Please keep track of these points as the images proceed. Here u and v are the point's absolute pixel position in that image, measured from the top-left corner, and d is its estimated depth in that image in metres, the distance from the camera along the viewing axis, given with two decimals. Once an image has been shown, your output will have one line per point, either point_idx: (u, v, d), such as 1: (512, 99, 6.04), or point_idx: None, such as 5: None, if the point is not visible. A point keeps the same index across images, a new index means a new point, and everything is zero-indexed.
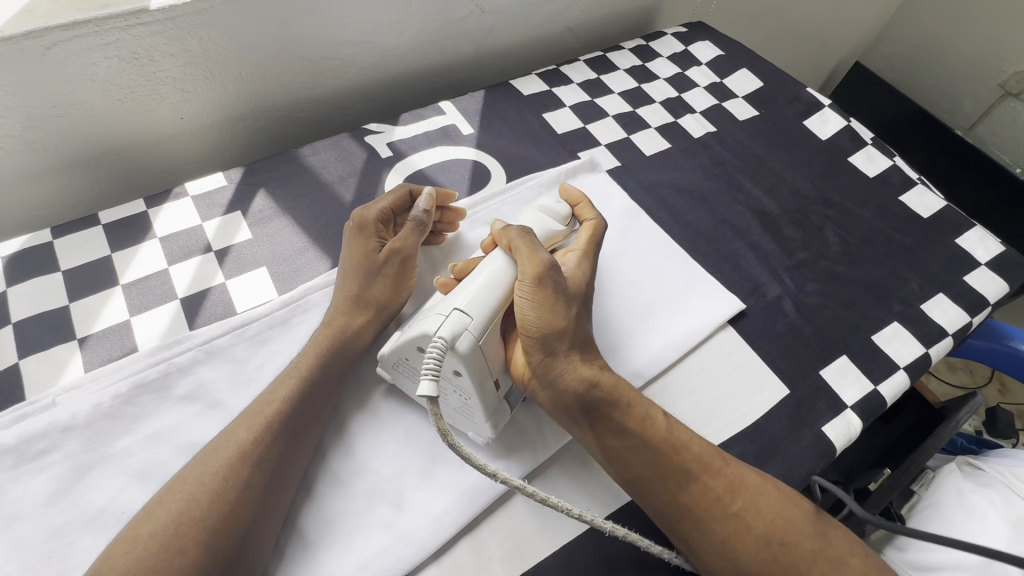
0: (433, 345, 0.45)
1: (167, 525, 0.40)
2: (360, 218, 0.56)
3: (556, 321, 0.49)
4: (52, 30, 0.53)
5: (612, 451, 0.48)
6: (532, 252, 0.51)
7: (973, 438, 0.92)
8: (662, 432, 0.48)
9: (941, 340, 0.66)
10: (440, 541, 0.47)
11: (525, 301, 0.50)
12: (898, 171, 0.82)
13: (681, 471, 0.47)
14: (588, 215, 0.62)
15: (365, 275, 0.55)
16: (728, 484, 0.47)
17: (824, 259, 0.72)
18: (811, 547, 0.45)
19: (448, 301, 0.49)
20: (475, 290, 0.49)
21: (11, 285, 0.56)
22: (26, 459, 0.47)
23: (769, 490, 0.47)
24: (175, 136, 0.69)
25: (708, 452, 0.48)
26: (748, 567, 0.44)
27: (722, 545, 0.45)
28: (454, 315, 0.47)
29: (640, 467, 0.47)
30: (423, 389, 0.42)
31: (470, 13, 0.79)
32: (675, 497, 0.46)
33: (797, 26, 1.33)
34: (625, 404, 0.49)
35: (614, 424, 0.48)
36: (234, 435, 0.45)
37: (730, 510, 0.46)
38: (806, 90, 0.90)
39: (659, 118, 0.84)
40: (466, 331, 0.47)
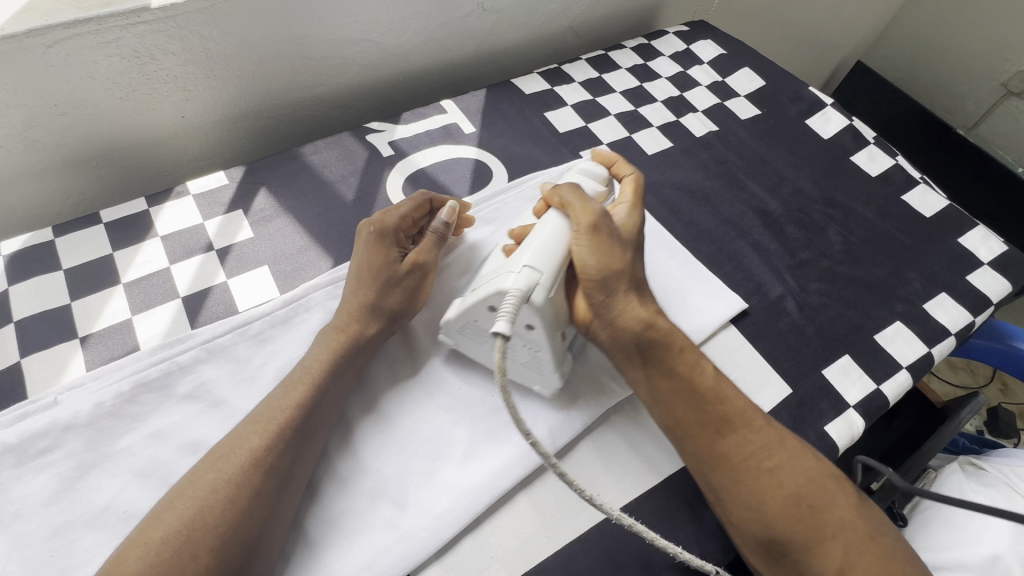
0: (510, 297, 0.46)
1: (179, 533, 0.39)
2: (381, 222, 0.55)
3: (615, 263, 0.50)
4: (53, 29, 0.53)
5: (661, 394, 0.49)
6: (584, 202, 0.52)
7: (975, 438, 0.91)
8: (710, 382, 0.49)
9: (944, 340, 0.66)
10: (443, 540, 0.47)
11: (581, 245, 0.51)
12: (901, 171, 0.81)
13: (722, 420, 0.48)
14: (624, 171, 0.61)
15: (385, 284, 0.53)
16: (766, 440, 0.47)
17: (827, 258, 0.71)
18: (839, 515, 0.45)
19: (514, 259, 0.50)
20: (537, 246, 0.50)
21: (12, 283, 0.56)
22: (28, 458, 0.46)
23: (802, 455, 0.47)
24: (175, 135, 0.69)
25: (751, 410, 0.49)
26: (775, 524, 0.44)
27: (752, 497, 0.45)
28: (525, 269, 0.48)
29: (688, 412, 0.48)
30: (501, 328, 0.44)
31: (472, 11, 0.79)
32: (713, 444, 0.47)
33: (799, 25, 1.33)
34: (677, 349, 0.50)
35: (666, 368, 0.50)
36: (246, 441, 0.44)
37: (765, 466, 0.46)
38: (808, 89, 0.90)
39: (661, 117, 0.84)
40: (538, 285, 0.48)
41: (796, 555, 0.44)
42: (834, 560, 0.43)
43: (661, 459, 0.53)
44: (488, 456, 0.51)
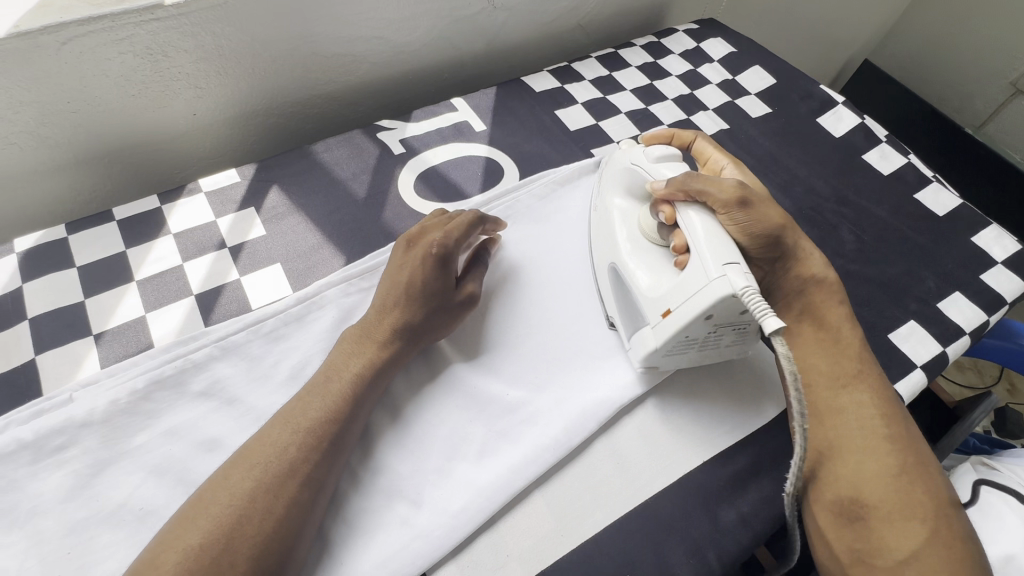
0: (752, 299, 0.44)
1: (215, 543, 0.38)
2: (446, 242, 0.54)
3: (776, 218, 0.55)
4: (67, 25, 0.53)
5: (807, 341, 0.55)
6: (718, 183, 0.52)
7: (984, 437, 0.89)
8: (856, 347, 0.54)
9: (959, 339, 0.65)
10: (459, 538, 0.47)
11: (734, 223, 0.53)
12: (912, 169, 0.81)
13: (852, 379, 0.52)
14: (687, 137, 0.66)
15: (439, 309, 0.54)
16: (885, 413, 0.50)
17: (840, 257, 0.71)
18: (934, 506, 0.46)
19: (702, 269, 0.48)
20: (708, 244, 0.49)
21: (25, 281, 0.56)
22: (43, 455, 0.46)
23: (912, 443, 0.49)
24: (187, 133, 0.69)
25: (883, 388, 0.52)
26: (865, 489, 0.47)
27: (853, 451, 0.48)
28: (730, 267, 0.46)
29: (837, 372, 0.52)
30: (774, 326, 0.41)
31: (482, 9, 0.79)
32: (835, 398, 0.51)
33: (807, 23, 1.32)
34: (835, 300, 0.56)
35: (819, 317, 0.56)
36: (282, 452, 0.43)
37: (879, 431, 0.49)
38: (819, 88, 0.90)
39: (672, 115, 0.84)
40: (740, 267, 0.47)
41: (872, 520, 0.46)
42: (908, 543, 0.44)
43: (675, 458, 0.53)
44: (503, 455, 0.51)
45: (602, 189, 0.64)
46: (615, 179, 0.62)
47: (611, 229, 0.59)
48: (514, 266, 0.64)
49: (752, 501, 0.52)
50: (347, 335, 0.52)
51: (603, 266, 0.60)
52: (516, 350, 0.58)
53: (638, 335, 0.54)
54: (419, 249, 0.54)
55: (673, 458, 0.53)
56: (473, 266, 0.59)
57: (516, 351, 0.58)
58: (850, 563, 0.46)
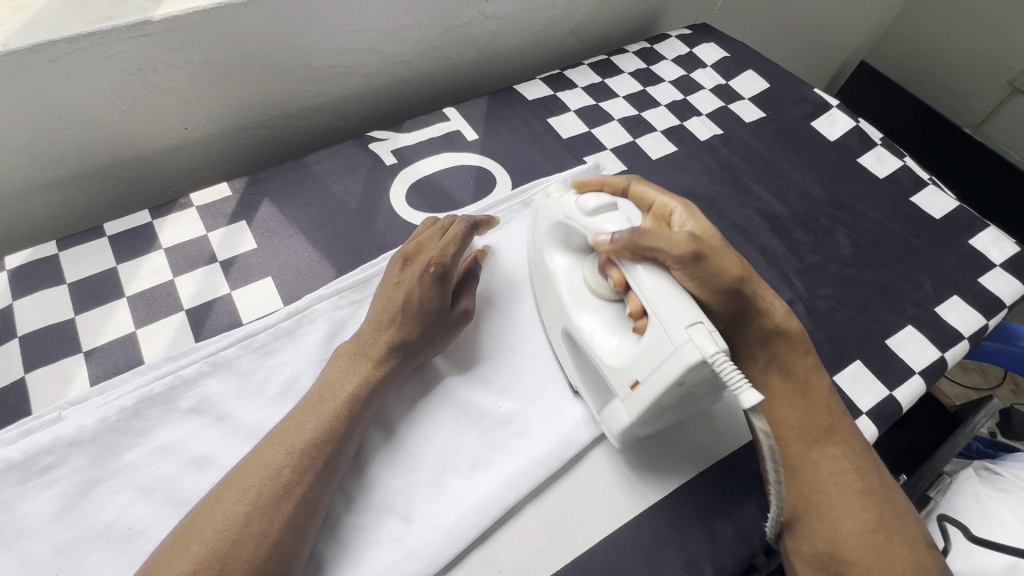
0: (724, 367, 0.40)
1: (212, 567, 0.38)
2: (443, 261, 0.54)
3: (729, 270, 0.49)
4: (58, 43, 0.53)
5: (778, 393, 0.53)
6: (664, 237, 0.46)
7: (989, 441, 0.87)
8: (825, 398, 0.52)
9: (957, 344, 0.65)
10: (451, 556, 0.46)
11: (688, 277, 0.49)
12: (908, 171, 0.81)
13: (823, 433, 0.50)
14: (620, 183, 0.59)
15: (433, 330, 0.54)
16: (858, 465, 0.49)
17: (835, 261, 0.71)
18: (912, 559, 0.45)
19: (664, 333, 0.43)
20: (664, 307, 0.44)
21: (16, 298, 0.56)
22: (32, 475, 0.46)
23: (883, 494, 0.48)
24: (178, 147, 0.69)
25: (855, 440, 0.51)
26: (845, 545, 0.45)
27: (829, 508, 0.47)
28: (694, 328, 0.42)
29: (809, 424, 0.51)
30: (753, 402, 0.39)
31: (473, 18, 0.79)
32: (807, 453, 0.50)
33: (801, 26, 1.32)
34: (800, 350, 0.54)
35: (787, 366, 0.53)
36: (276, 474, 0.43)
37: (850, 486, 0.48)
38: (813, 91, 0.89)
39: (665, 122, 0.83)
40: (709, 326, 0.43)
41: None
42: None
43: (672, 469, 0.53)
44: (496, 469, 0.51)
45: (539, 247, 0.58)
46: (549, 236, 0.57)
47: (557, 292, 0.55)
48: (498, 266, 0.64)
49: (751, 512, 0.51)
50: (340, 354, 0.52)
51: (558, 334, 0.56)
52: (509, 361, 0.58)
53: (609, 408, 0.50)
54: (417, 266, 0.54)
55: (669, 466, 0.53)
56: (468, 278, 0.59)
57: (509, 362, 0.57)
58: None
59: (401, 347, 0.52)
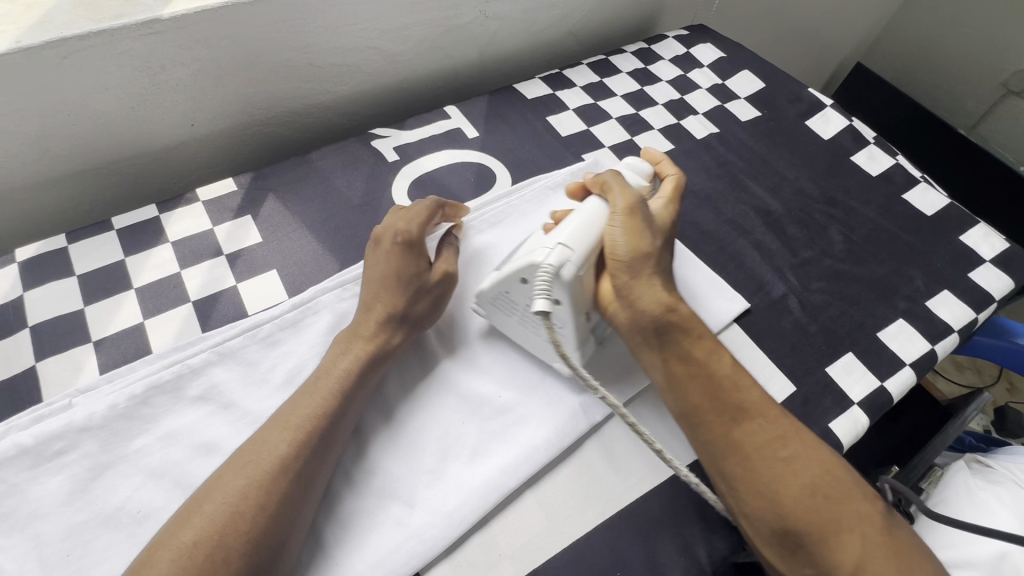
0: (541, 272, 0.49)
1: (211, 539, 0.39)
2: (409, 233, 0.55)
3: (642, 247, 0.53)
4: (69, 40, 0.55)
5: (679, 379, 0.50)
6: (623, 190, 0.55)
7: (981, 436, 0.88)
8: (728, 370, 0.50)
9: (947, 337, 0.66)
10: (452, 539, 0.48)
11: (614, 226, 0.53)
12: (901, 170, 0.82)
13: (736, 408, 0.48)
14: (667, 170, 0.63)
15: (414, 295, 0.54)
16: (780, 430, 0.48)
17: (829, 257, 0.72)
18: (859, 509, 0.44)
19: (549, 237, 0.52)
20: (572, 225, 0.52)
21: (26, 289, 0.57)
22: (43, 459, 0.47)
23: (816, 449, 0.47)
24: (183, 143, 0.70)
25: (767, 401, 0.49)
26: (793, 516, 0.44)
27: (765, 483, 0.45)
28: (557, 246, 0.50)
29: (717, 402, 0.49)
30: (540, 306, 0.48)
31: (475, 19, 0.80)
32: (727, 432, 0.47)
33: (798, 27, 1.34)
34: (697, 334, 0.52)
35: (684, 352, 0.51)
36: (273, 448, 0.44)
37: (778, 455, 0.46)
38: (808, 91, 0.91)
39: (663, 120, 0.85)
40: (570, 261, 0.50)
41: (812, 546, 0.43)
42: (854, 557, 0.42)
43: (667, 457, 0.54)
44: (495, 455, 0.52)
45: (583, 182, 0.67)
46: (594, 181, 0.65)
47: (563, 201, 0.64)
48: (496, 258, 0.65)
49: None
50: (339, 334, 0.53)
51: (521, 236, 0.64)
52: (508, 352, 0.59)
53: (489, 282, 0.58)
54: (384, 241, 0.56)
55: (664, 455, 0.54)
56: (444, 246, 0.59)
57: (508, 353, 0.59)
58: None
59: (390, 316, 0.53)
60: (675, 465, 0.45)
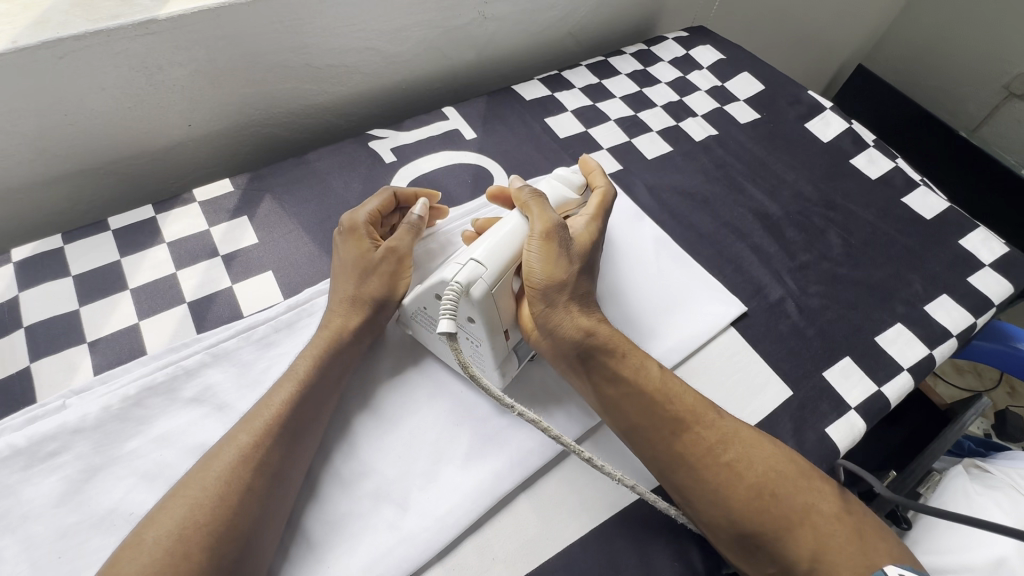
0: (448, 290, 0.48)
1: (173, 533, 0.40)
2: (353, 220, 0.57)
3: (557, 273, 0.52)
4: (65, 41, 0.54)
5: (612, 400, 0.50)
6: (541, 211, 0.54)
7: (980, 440, 0.87)
8: (659, 385, 0.51)
9: (945, 341, 0.66)
10: (444, 543, 0.47)
11: (530, 251, 0.52)
12: (901, 173, 0.82)
13: (671, 421, 0.49)
14: (594, 179, 0.62)
15: (363, 275, 0.55)
16: (720, 435, 0.48)
17: (827, 260, 0.72)
18: (805, 501, 0.46)
19: (464, 251, 0.51)
20: (488, 240, 0.51)
21: (22, 290, 0.57)
22: (36, 461, 0.47)
23: (761, 445, 0.48)
24: (180, 143, 0.70)
25: (700, 405, 0.50)
26: (743, 520, 0.45)
27: (711, 494, 0.46)
28: (471, 263, 0.49)
29: (648, 421, 0.49)
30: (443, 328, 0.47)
31: (473, 20, 0.80)
32: (667, 447, 0.48)
33: (799, 29, 1.33)
34: (621, 351, 0.52)
35: (611, 372, 0.51)
36: (234, 440, 0.45)
37: (721, 460, 0.47)
38: (807, 93, 0.91)
39: (661, 122, 0.85)
40: (480, 279, 0.49)
41: (765, 543, 0.45)
42: (808, 550, 0.44)
43: None
44: (488, 459, 0.52)
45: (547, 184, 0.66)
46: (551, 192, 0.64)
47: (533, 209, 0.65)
48: None
49: None
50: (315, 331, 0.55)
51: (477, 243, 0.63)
52: None
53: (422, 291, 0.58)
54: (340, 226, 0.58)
55: None
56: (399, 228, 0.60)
57: None
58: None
59: (348, 298, 0.55)
60: (609, 473, 0.48)
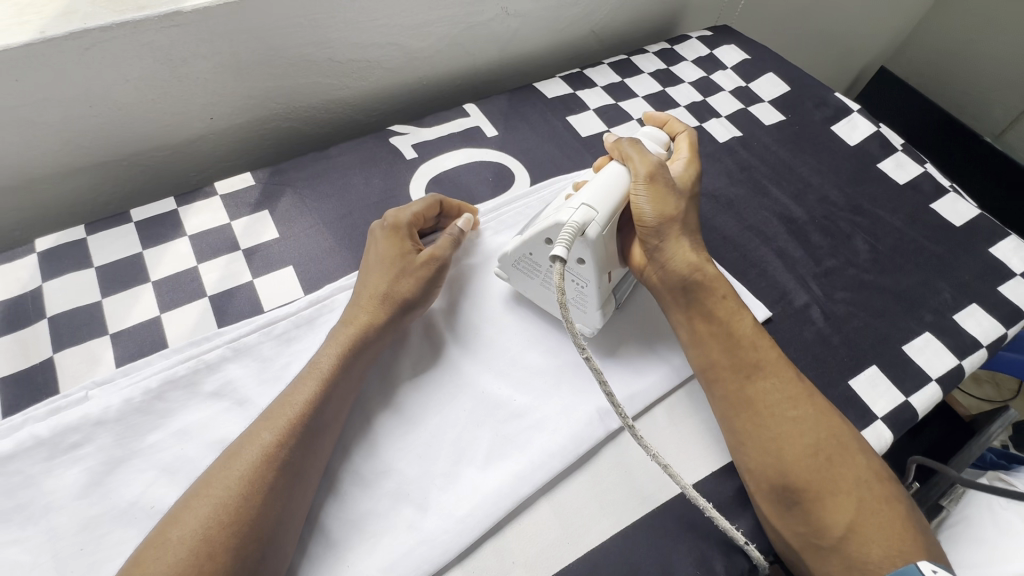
0: (565, 230, 0.47)
1: (197, 533, 0.39)
2: (394, 218, 0.57)
3: (668, 211, 0.53)
4: (90, 32, 0.54)
5: (702, 336, 0.52)
6: (644, 154, 0.54)
7: (1001, 452, 0.81)
8: (750, 331, 0.52)
9: (975, 352, 0.64)
10: (464, 544, 0.47)
11: (639, 193, 0.53)
12: (930, 178, 0.80)
13: (752, 365, 0.50)
14: (678, 128, 0.64)
15: (401, 274, 0.55)
16: (791, 392, 0.49)
17: (853, 266, 0.70)
18: (854, 476, 0.46)
19: (570, 199, 0.51)
20: (594, 186, 0.52)
21: (45, 280, 0.57)
22: (59, 452, 0.47)
23: (826, 416, 0.49)
24: (203, 136, 0.70)
25: (782, 361, 0.51)
26: (792, 471, 0.46)
27: (770, 439, 0.47)
28: (582, 206, 0.49)
29: (737, 360, 0.51)
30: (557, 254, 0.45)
31: (496, 16, 0.79)
32: (740, 388, 0.50)
33: (822, 29, 1.31)
34: (721, 295, 0.54)
35: (708, 311, 0.53)
36: (257, 437, 0.45)
37: (787, 415, 0.48)
38: (834, 95, 0.89)
39: (684, 123, 0.83)
40: (594, 221, 0.49)
41: (805, 503, 0.45)
42: (845, 518, 0.44)
43: (684, 469, 0.53)
44: (510, 460, 0.51)
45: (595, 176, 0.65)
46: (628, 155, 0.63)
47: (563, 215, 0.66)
48: None
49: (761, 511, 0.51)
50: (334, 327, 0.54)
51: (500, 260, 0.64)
52: (526, 356, 0.58)
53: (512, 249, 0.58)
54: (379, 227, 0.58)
55: (683, 465, 0.53)
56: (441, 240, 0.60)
57: (525, 357, 0.58)
58: (798, 547, 0.45)
59: (378, 297, 0.54)
60: (647, 447, 0.46)
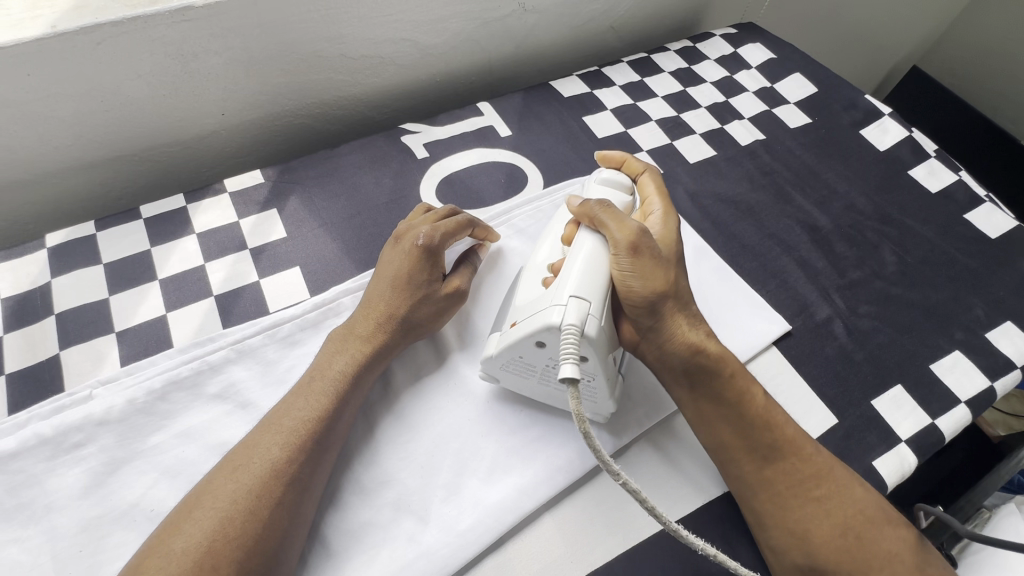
0: (565, 337, 0.43)
1: (201, 545, 0.39)
2: (431, 238, 0.53)
3: (659, 284, 0.47)
4: (102, 26, 0.54)
5: (709, 420, 0.48)
6: (619, 220, 0.49)
7: None
8: (763, 411, 0.48)
9: (1009, 372, 0.61)
10: (464, 560, 0.46)
11: (623, 269, 0.48)
12: (964, 187, 0.76)
13: (769, 450, 0.47)
14: (639, 168, 0.59)
15: (421, 298, 0.53)
16: (816, 470, 0.46)
17: (879, 279, 0.67)
18: (884, 549, 0.44)
19: (555, 292, 0.47)
20: (579, 272, 0.47)
21: (54, 276, 0.57)
22: (61, 451, 0.47)
23: (854, 487, 0.46)
24: (213, 133, 0.69)
25: (801, 437, 0.48)
26: (820, 553, 0.44)
27: (795, 521, 0.45)
28: (572, 300, 0.45)
29: (748, 449, 0.47)
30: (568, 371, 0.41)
31: (513, 12, 0.77)
32: (759, 473, 0.46)
33: (852, 28, 1.26)
34: (729, 374, 0.49)
35: (715, 394, 0.48)
36: (266, 452, 0.44)
37: (812, 495, 0.45)
38: (863, 97, 0.85)
39: (705, 124, 0.81)
40: (590, 315, 0.45)
41: None
42: None
43: (694, 489, 0.51)
44: (514, 475, 0.50)
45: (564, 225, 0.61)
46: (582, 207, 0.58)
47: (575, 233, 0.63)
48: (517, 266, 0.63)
49: None
50: (335, 332, 0.52)
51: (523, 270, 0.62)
52: None
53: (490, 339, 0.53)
54: (405, 242, 0.55)
55: (688, 487, 0.51)
56: (462, 262, 0.58)
57: None
58: None
59: (376, 333, 0.51)
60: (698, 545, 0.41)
